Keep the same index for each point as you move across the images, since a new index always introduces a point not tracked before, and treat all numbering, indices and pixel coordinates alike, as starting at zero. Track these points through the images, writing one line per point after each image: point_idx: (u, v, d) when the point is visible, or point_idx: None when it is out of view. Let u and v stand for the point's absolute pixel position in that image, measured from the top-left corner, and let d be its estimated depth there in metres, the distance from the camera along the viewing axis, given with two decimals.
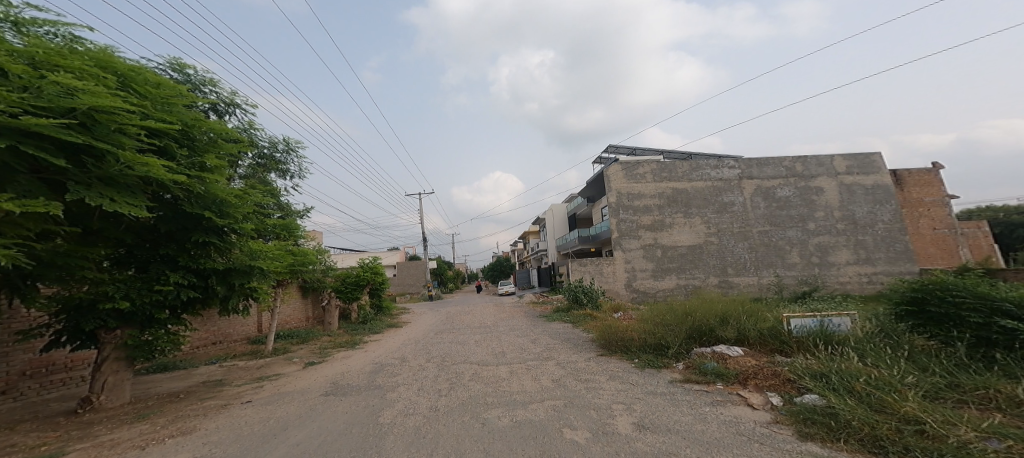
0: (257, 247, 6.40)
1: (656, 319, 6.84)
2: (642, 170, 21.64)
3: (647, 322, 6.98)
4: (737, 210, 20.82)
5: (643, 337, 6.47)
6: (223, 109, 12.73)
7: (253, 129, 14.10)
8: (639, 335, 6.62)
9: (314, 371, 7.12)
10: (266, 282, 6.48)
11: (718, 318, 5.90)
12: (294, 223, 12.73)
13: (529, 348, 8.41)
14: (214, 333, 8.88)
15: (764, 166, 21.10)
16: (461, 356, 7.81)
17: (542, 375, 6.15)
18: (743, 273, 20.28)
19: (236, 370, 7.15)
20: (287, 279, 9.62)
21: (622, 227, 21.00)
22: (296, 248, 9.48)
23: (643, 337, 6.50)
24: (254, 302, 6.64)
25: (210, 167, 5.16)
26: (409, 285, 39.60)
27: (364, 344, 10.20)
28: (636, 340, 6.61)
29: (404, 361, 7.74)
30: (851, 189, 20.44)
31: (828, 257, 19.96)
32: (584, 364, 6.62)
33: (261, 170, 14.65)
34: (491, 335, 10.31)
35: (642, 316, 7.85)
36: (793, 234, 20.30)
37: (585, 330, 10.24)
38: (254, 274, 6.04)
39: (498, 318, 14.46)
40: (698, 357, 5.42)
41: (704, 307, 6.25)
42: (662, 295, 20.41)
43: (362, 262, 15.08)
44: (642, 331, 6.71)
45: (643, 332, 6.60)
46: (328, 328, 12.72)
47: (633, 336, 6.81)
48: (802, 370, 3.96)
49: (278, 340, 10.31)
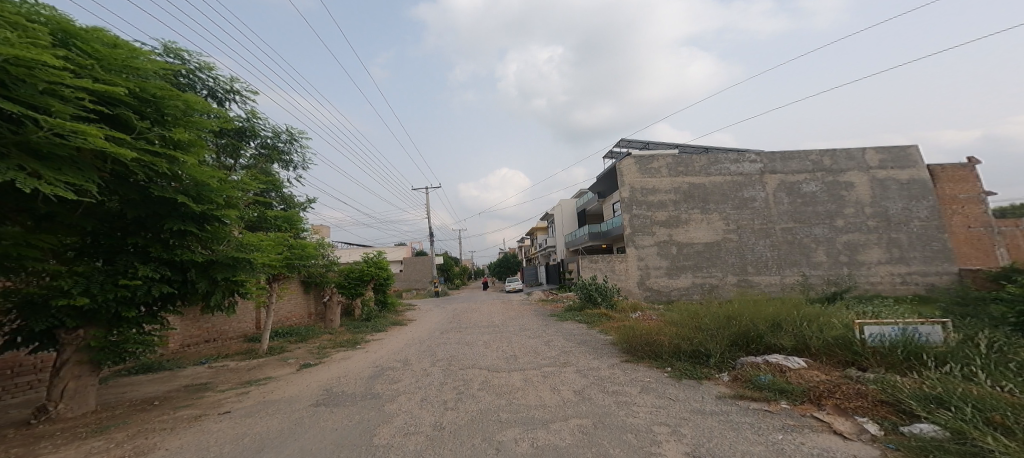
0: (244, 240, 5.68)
1: (692, 321, 6.01)
2: (657, 164, 20.68)
3: (681, 325, 6.15)
4: (759, 205, 19.75)
5: (679, 342, 5.65)
6: (222, 96, 12.19)
7: (256, 118, 13.58)
8: (674, 339, 5.81)
9: (308, 374, 6.41)
10: (255, 277, 5.75)
11: (768, 322, 5.11)
12: (297, 215, 12.30)
13: (543, 351, 7.66)
14: (206, 331, 8.36)
15: (788, 160, 19.98)
16: (469, 360, 7.09)
17: (561, 385, 5.37)
18: (765, 272, 19.26)
19: (225, 372, 6.50)
20: (283, 274, 8.95)
21: (636, 222, 20.11)
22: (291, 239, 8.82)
23: (679, 342, 5.68)
24: (241, 298, 5.92)
25: (184, 145, 4.51)
26: (415, 281, 39.05)
27: (365, 343, 9.54)
28: (669, 344, 5.80)
29: (407, 364, 7.07)
30: (885, 184, 19.25)
31: (858, 255, 18.84)
32: (609, 372, 5.82)
33: (263, 161, 14.05)
34: (500, 336, 9.60)
35: (672, 318, 7.02)
36: (819, 231, 19.21)
37: (603, 331, 9.45)
38: (242, 267, 5.39)
39: (506, 317, 13.74)
40: (749, 368, 4.62)
41: (749, 310, 5.45)
42: (677, 294, 19.50)
43: (367, 256, 14.28)
44: (676, 334, 5.90)
45: (677, 337, 5.79)
46: (329, 325, 12.15)
47: (666, 339, 5.98)
48: (907, 394, 3.13)
49: (276, 338, 9.75)
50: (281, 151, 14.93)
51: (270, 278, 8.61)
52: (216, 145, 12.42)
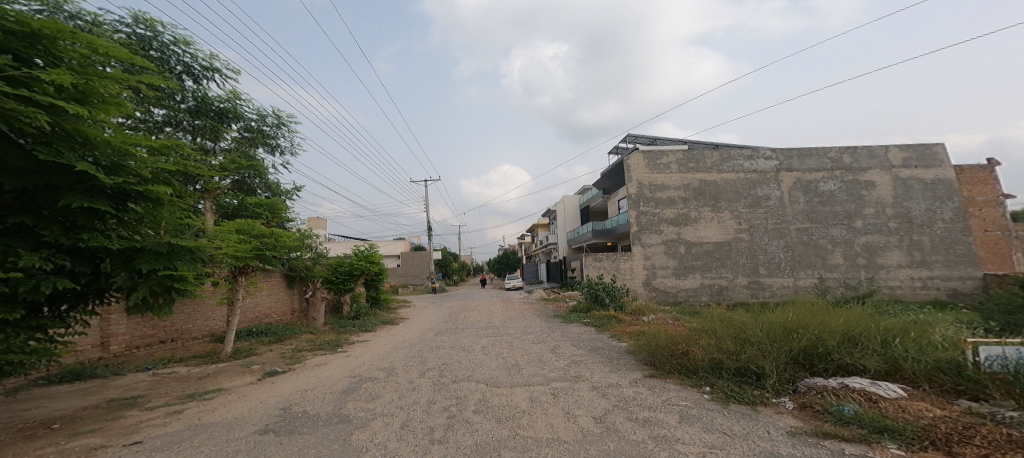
0: (182, 226, 4.50)
1: (735, 330, 4.93)
2: (667, 159, 19.64)
3: (720, 335, 5.09)
4: (774, 204, 18.74)
5: (721, 357, 4.57)
6: (200, 73, 10.99)
7: (238, 98, 12.30)
8: (713, 352, 4.75)
9: (269, 386, 5.32)
10: (198, 269, 4.60)
11: (842, 337, 4.04)
12: (280, 202, 11.28)
13: (550, 361, 6.60)
14: (163, 330, 7.33)
15: (806, 158, 18.96)
16: (463, 370, 6.05)
17: (577, 409, 4.33)
18: (777, 274, 18.29)
19: (168, 382, 5.43)
20: (251, 266, 7.69)
21: (642, 220, 19.09)
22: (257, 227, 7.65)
23: (720, 356, 4.61)
24: (181, 296, 4.74)
25: (88, 102, 3.42)
26: (412, 276, 37.89)
27: (348, 346, 8.48)
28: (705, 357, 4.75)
29: (391, 374, 6.02)
30: (908, 184, 18.28)
31: (877, 258, 17.89)
32: (633, 392, 4.78)
33: (247, 145, 12.82)
34: (501, 340, 8.58)
35: (704, 326, 5.97)
36: (837, 233, 18.26)
37: (615, 336, 8.41)
38: (181, 256, 4.34)
39: (507, 317, 12.73)
40: (823, 395, 3.57)
41: (815, 320, 4.39)
42: (684, 295, 18.51)
43: (356, 248, 13.18)
44: (716, 346, 4.84)
45: (716, 350, 4.73)
46: (310, 324, 11.08)
47: (702, 352, 4.93)
48: None
49: (247, 339, 8.72)
50: (267, 135, 13.71)
51: (235, 272, 7.47)
52: (192, 127, 11.17)
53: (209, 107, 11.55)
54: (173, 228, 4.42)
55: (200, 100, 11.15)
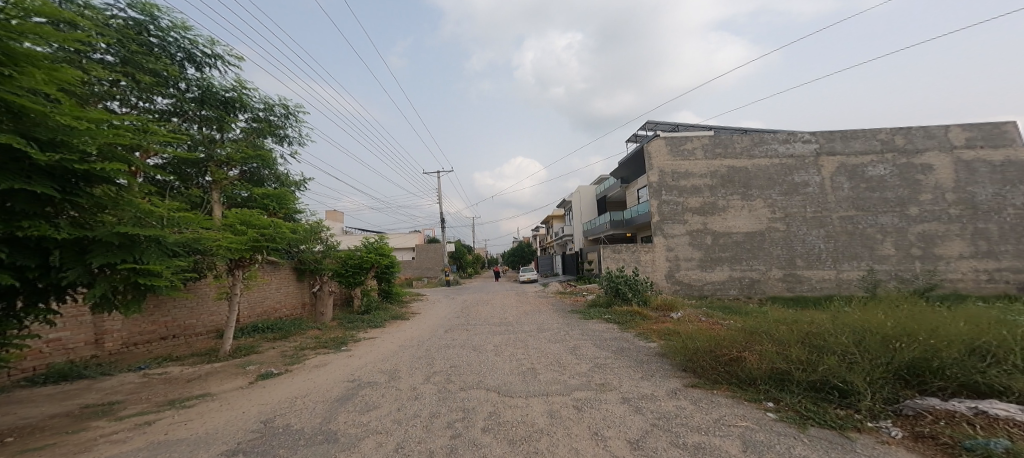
0: (150, 213, 4.06)
1: (801, 333, 4.05)
2: (692, 145, 18.27)
3: (782, 339, 4.24)
4: (813, 191, 17.20)
5: (788, 367, 3.73)
6: (201, 61, 10.64)
7: (243, 87, 11.95)
8: (775, 360, 3.90)
9: (260, 391, 4.79)
10: (169, 264, 4.10)
11: (964, 348, 3.14)
12: (287, 192, 10.89)
13: (570, 364, 5.87)
14: (164, 326, 7.01)
15: (850, 140, 17.30)
16: (473, 375, 5.40)
17: (606, 429, 3.57)
18: (816, 266, 16.85)
19: (155, 385, 5.01)
20: (247, 259, 7.02)
21: (665, 210, 17.92)
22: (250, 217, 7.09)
23: (787, 366, 3.76)
24: (152, 292, 4.17)
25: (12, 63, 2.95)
26: (427, 269, 37.63)
27: (354, 344, 7.98)
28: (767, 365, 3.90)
29: (393, 379, 5.43)
30: (972, 166, 16.38)
31: (934, 248, 16.20)
32: (674, 406, 3.96)
33: (253, 135, 12.45)
34: (514, 338, 7.89)
35: (756, 327, 5.06)
36: (886, 221, 16.60)
37: (641, 335, 7.57)
38: (143, 248, 3.86)
39: (522, 312, 12.05)
40: (953, 428, 2.71)
41: (919, 324, 3.48)
42: (711, 289, 17.35)
43: (367, 240, 12.75)
44: (779, 353, 3.98)
45: (781, 359, 3.87)
46: (319, 320, 10.68)
47: (761, 359, 4.08)
48: None
49: (252, 335, 8.36)
50: (275, 125, 13.30)
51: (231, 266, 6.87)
52: (198, 117, 10.88)
53: (215, 96, 11.23)
54: (135, 216, 3.95)
55: (204, 88, 10.83)
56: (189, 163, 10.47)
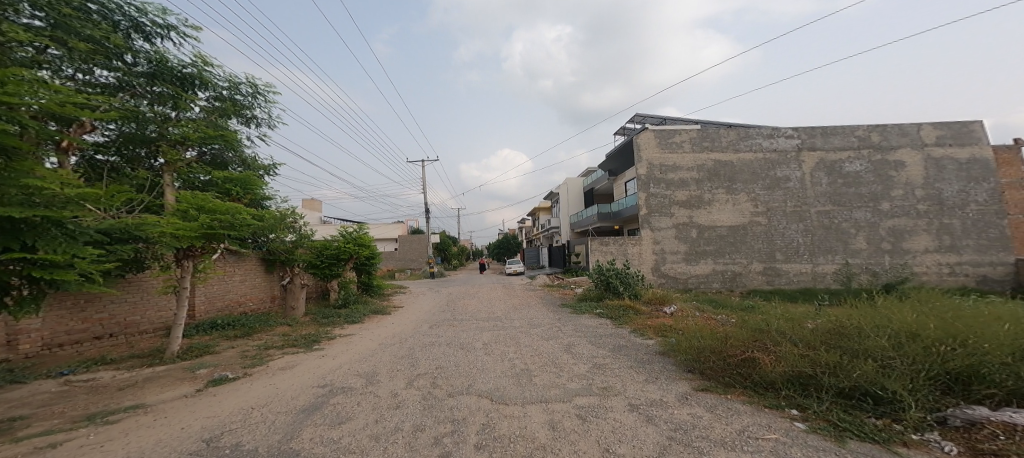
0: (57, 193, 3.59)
1: (829, 336, 3.67)
2: (679, 138, 18.15)
3: (802, 340, 3.86)
4: (794, 186, 17.45)
5: (815, 370, 3.34)
6: (152, 31, 9.00)
7: (205, 62, 10.23)
8: (797, 362, 3.51)
9: (207, 402, 4.07)
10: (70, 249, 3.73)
11: (1015, 352, 2.83)
12: (254, 178, 9.78)
13: (568, 365, 5.42)
14: (100, 323, 6.12)
15: (831, 136, 17.60)
16: (461, 378, 4.88)
17: (618, 444, 3.12)
18: (795, 260, 17.16)
19: (74, 396, 4.19)
20: (197, 247, 6.06)
21: (652, 203, 17.79)
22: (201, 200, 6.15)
23: (812, 369, 3.38)
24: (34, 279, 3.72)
25: None
26: (409, 260, 36.58)
27: (327, 342, 7.25)
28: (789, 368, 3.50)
29: (372, 383, 4.82)
30: (941, 163, 17.01)
31: (903, 243, 16.80)
32: (689, 414, 3.54)
33: (216, 115, 10.73)
34: (505, 334, 7.40)
35: (767, 325, 4.73)
36: (861, 216, 17.06)
37: (638, 331, 7.24)
38: (36, 233, 3.44)
39: (510, 306, 11.58)
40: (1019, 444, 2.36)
41: (962, 324, 3.17)
42: (695, 282, 17.42)
43: (344, 229, 11.90)
44: (801, 355, 3.60)
45: (804, 361, 3.50)
46: (288, 314, 9.81)
47: (779, 360, 3.70)
48: None
49: (209, 332, 7.49)
50: (241, 105, 11.52)
51: (178, 256, 5.97)
52: (149, 94, 9.25)
53: (170, 71, 9.54)
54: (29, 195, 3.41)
55: (157, 63, 9.16)
56: (135, 141, 9.18)
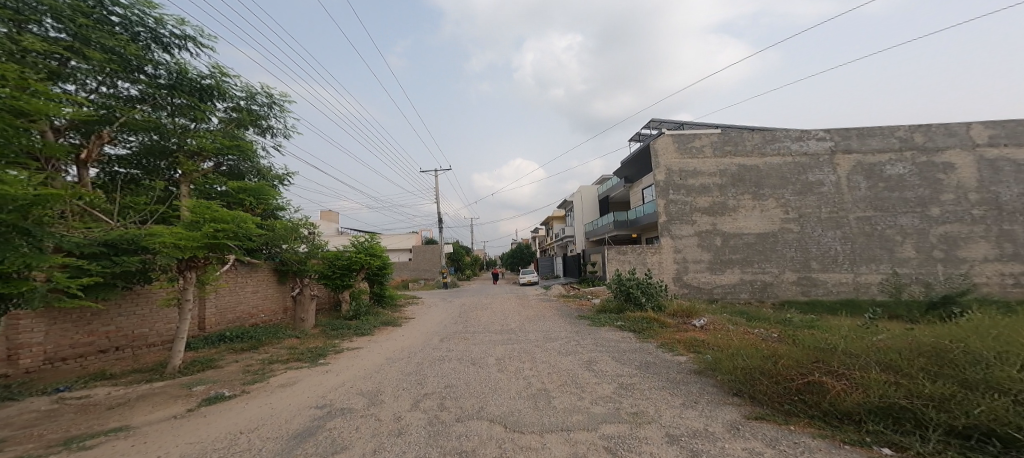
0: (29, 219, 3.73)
1: (928, 363, 3.01)
2: (700, 142, 17.39)
3: (888, 365, 3.21)
4: (828, 191, 16.37)
5: (912, 402, 2.71)
6: (169, 42, 9.13)
7: (223, 73, 10.33)
8: (884, 390, 2.88)
9: (193, 424, 3.70)
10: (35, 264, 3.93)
11: None
12: (266, 189, 9.75)
13: (590, 385, 4.86)
14: (105, 336, 5.94)
15: (867, 137, 16.50)
16: (474, 400, 4.39)
17: None
18: (833, 269, 15.96)
19: (60, 415, 3.90)
20: (197, 259, 5.79)
21: (672, 210, 17.00)
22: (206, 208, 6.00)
23: (909, 401, 2.73)
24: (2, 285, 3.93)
25: None
26: (423, 270, 36.44)
27: (333, 357, 6.90)
28: (874, 397, 2.87)
29: (374, 404, 4.38)
30: (996, 165, 15.65)
31: (958, 251, 15.39)
32: (744, 450, 2.92)
33: (232, 126, 10.81)
34: (519, 349, 6.87)
35: (833, 344, 4.04)
36: (906, 222, 15.79)
37: (666, 346, 6.60)
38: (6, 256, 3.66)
39: (525, 318, 11.04)
40: None
41: None
42: (722, 292, 16.42)
43: (357, 240, 11.73)
44: (887, 383, 2.96)
45: (894, 389, 2.86)
46: (298, 327, 9.55)
47: (859, 388, 3.06)
48: None
49: (215, 346, 7.26)
50: (257, 115, 11.60)
51: (180, 267, 5.73)
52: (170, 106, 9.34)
53: (190, 82, 9.62)
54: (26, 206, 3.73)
55: (177, 74, 9.24)
56: (155, 153, 9.24)
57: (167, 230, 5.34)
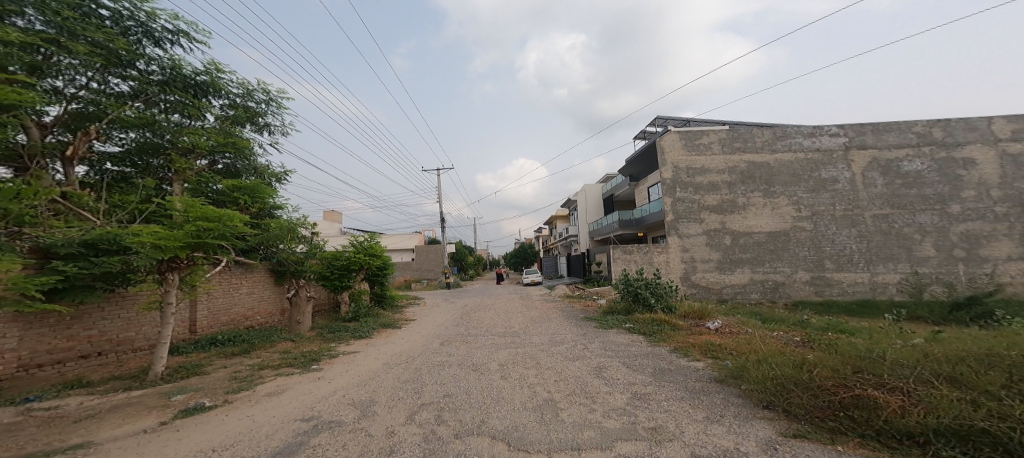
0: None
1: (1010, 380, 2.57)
2: (708, 139, 16.90)
3: (955, 378, 2.88)
4: (842, 188, 15.82)
5: (997, 426, 2.28)
6: (161, 37, 8.82)
7: (218, 69, 9.99)
8: (960, 411, 2.45)
9: (163, 441, 3.32)
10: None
11: None
12: (262, 188, 9.46)
13: (601, 395, 4.45)
14: (87, 342, 5.62)
15: (883, 133, 15.93)
16: (475, 413, 3.99)
17: None
18: (848, 268, 15.40)
19: (20, 430, 3.55)
20: (178, 259, 5.45)
21: (679, 208, 16.52)
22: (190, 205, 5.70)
23: (992, 424, 2.31)
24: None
25: None
26: (426, 271, 36.07)
27: (328, 362, 6.54)
28: (947, 418, 2.45)
29: (365, 417, 3.99)
30: (1019, 160, 15.06)
31: (980, 249, 14.80)
32: None
33: (228, 123, 10.52)
34: (522, 353, 6.46)
35: (877, 354, 3.61)
36: (925, 220, 15.21)
37: (679, 351, 6.17)
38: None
39: (529, 319, 10.64)
40: None
41: None
42: (732, 293, 15.91)
43: (356, 239, 11.41)
44: (961, 402, 2.53)
45: (972, 410, 2.43)
46: (294, 329, 9.22)
47: (923, 407, 2.64)
48: None
49: (205, 350, 6.94)
50: (254, 112, 11.29)
51: (161, 268, 5.37)
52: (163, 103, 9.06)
53: (184, 78, 9.30)
54: None
55: (170, 69, 8.93)
56: (148, 150, 8.96)
57: (147, 228, 5.04)
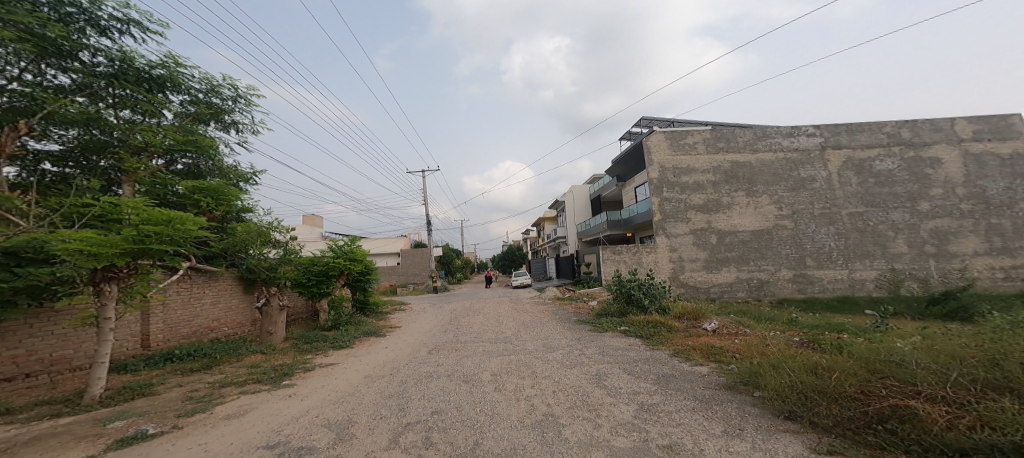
0: None
1: None
2: (692, 139, 16.97)
3: (1001, 385, 2.62)
4: (820, 186, 16.15)
5: None
6: (108, 26, 7.96)
7: (176, 62, 9.15)
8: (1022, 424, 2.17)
9: None
10: None
11: None
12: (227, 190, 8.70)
13: (604, 407, 4.08)
14: (11, 361, 4.85)
15: (856, 133, 16.36)
16: (465, 433, 3.53)
17: None
18: (828, 265, 15.70)
19: None
20: (116, 269, 4.73)
21: (666, 208, 16.49)
22: (136, 209, 5.02)
23: None
24: None
25: None
26: (412, 275, 35.19)
27: (302, 376, 5.94)
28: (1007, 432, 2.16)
29: (339, 442, 3.47)
30: (981, 159, 15.73)
31: (949, 245, 15.37)
32: None
33: (189, 120, 9.68)
34: (516, 362, 6.03)
35: (899, 356, 3.39)
36: (898, 217, 15.67)
37: (681, 355, 5.89)
38: None
39: (520, 324, 10.24)
40: None
41: None
42: (719, 291, 15.98)
43: (334, 243, 10.73)
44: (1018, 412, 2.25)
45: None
46: (265, 341, 8.50)
47: (973, 419, 2.36)
48: None
49: (158, 366, 6.19)
50: (220, 110, 10.47)
51: (95, 279, 4.65)
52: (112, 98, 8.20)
53: (136, 71, 8.44)
54: None
55: (119, 61, 8.07)
56: (94, 149, 8.06)
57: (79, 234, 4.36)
